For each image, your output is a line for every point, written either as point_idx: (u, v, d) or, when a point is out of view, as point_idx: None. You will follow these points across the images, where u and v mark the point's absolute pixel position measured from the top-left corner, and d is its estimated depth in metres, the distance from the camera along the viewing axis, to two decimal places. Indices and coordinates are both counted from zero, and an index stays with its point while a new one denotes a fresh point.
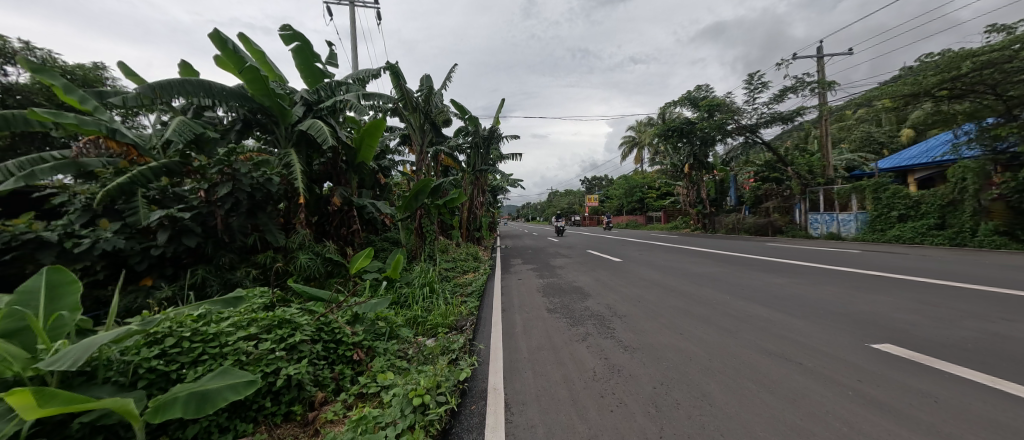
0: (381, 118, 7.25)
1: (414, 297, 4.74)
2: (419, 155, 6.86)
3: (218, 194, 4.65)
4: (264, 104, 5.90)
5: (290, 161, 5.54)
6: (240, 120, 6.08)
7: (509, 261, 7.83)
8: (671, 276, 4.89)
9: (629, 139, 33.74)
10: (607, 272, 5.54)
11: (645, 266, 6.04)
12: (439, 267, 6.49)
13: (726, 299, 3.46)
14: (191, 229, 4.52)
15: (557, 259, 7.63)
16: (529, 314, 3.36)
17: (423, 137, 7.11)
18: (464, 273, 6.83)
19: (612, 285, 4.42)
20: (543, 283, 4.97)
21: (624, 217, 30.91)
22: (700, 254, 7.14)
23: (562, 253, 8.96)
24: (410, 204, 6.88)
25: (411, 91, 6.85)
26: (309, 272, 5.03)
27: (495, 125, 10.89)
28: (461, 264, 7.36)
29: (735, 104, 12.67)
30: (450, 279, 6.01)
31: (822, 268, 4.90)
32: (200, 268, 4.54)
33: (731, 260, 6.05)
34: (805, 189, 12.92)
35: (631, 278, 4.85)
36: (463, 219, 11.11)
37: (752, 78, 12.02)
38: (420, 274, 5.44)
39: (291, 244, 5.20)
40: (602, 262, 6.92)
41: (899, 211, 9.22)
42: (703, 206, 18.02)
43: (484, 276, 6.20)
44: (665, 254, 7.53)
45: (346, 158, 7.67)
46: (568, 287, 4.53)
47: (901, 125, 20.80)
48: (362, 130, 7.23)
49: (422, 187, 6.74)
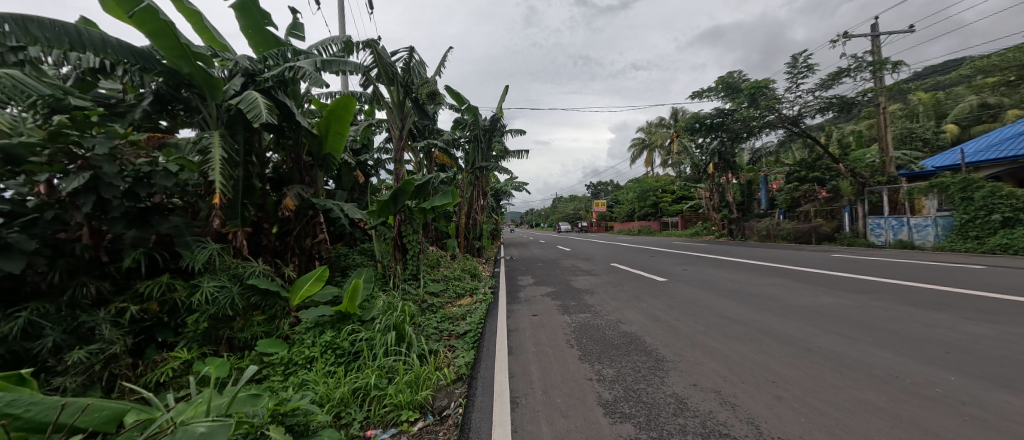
0: (352, 97, 5.73)
1: (373, 349, 3.09)
2: (399, 142, 5.17)
3: (66, 192, 2.97)
4: (180, 69, 4.36)
5: (207, 146, 3.92)
6: (149, 94, 4.49)
7: (517, 281, 6.09)
8: (770, 313, 3.19)
9: (640, 141, 32.16)
10: (662, 302, 3.80)
11: (710, 290, 4.33)
12: (423, 297, 4.85)
13: (975, 393, 1.69)
14: (19, 245, 2.85)
15: (578, 277, 5.86)
16: (572, 426, 1.62)
17: (404, 117, 5.38)
18: (457, 299, 5.18)
19: (692, 335, 2.69)
20: (573, 325, 3.24)
21: (635, 223, 29.00)
22: (769, 271, 5.36)
23: (582, 267, 7.27)
24: (386, 208, 5.17)
25: (386, 55, 5.15)
26: (217, 311, 3.30)
27: (498, 115, 9.23)
28: (455, 286, 5.64)
29: (776, 91, 10.98)
30: (435, 315, 4.34)
31: (1005, 301, 3.17)
32: (30, 307, 2.84)
33: (830, 282, 4.28)
34: (861, 189, 11.03)
35: (712, 318, 3.12)
36: (461, 226, 9.47)
37: (796, 60, 10.31)
38: (390, 307, 3.77)
39: (197, 265, 3.44)
40: (641, 282, 5.16)
41: (1002, 214, 7.39)
42: (728, 210, 16.28)
43: (484, 305, 4.57)
44: (720, 271, 5.73)
45: (311, 151, 6.18)
46: (615, 336, 2.80)
47: (943, 121, 18.93)
48: (327, 110, 5.66)
49: (402, 186, 5.03)
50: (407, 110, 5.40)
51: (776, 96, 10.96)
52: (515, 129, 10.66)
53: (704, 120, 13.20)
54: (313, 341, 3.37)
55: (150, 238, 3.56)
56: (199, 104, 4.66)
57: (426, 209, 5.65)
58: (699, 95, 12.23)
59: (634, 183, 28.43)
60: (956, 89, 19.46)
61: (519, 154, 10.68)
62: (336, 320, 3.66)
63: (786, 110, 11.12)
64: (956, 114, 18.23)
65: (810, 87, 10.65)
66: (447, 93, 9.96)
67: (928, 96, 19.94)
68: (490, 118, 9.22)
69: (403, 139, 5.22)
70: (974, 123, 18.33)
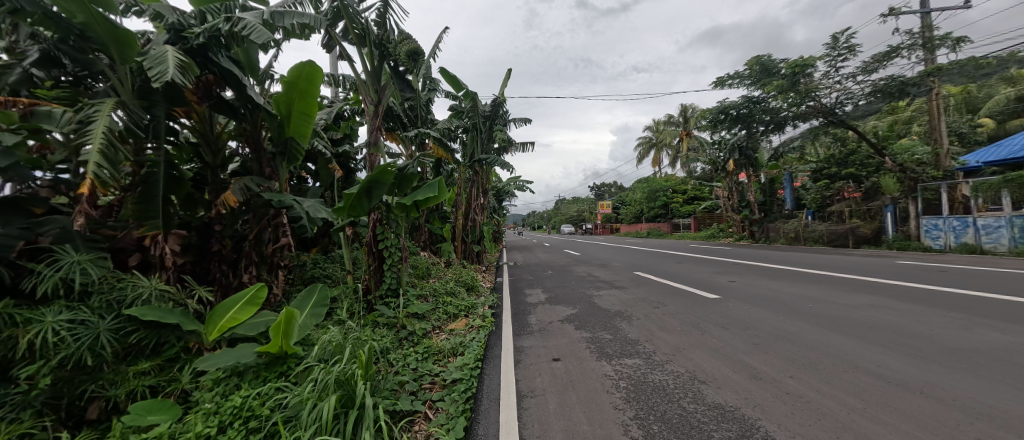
0: (315, 64, 4.54)
1: (299, 433, 1.84)
2: (372, 118, 3.99)
3: None
4: (71, 17, 3.21)
5: (89, 115, 2.79)
6: (33, 51, 3.42)
7: (525, 297, 4.89)
8: (936, 366, 1.99)
9: (647, 139, 31.01)
10: (741, 338, 2.58)
11: (792, 315, 3.13)
12: (403, 322, 3.67)
13: None
14: None
15: (602, 292, 4.64)
16: None
17: (379, 87, 4.15)
18: (449, 323, 3.96)
19: (857, 426, 1.47)
20: (622, 384, 2.02)
21: (643, 225, 27.61)
22: (850, 287, 4.15)
23: (600, 277, 6.08)
24: (357, 204, 3.99)
25: (354, 4, 3.94)
26: (66, 360, 2.08)
27: (500, 100, 8.07)
28: (446, 304, 4.45)
29: (813, 76, 9.77)
30: (418, 352, 3.15)
31: None
32: None
33: (963, 307, 3.06)
34: (913, 185, 9.76)
35: (852, 376, 1.91)
36: (459, 228, 8.31)
37: (837, 40, 9.15)
38: (350, 344, 2.60)
39: (49, 287, 2.26)
40: (687, 300, 3.92)
41: None
42: (750, 211, 15.03)
43: (482, 334, 3.36)
44: (782, 285, 4.50)
45: (272, 135, 4.98)
46: (708, 417, 1.60)
47: (977, 116, 17.71)
48: (285, 79, 4.54)
49: (376, 174, 3.84)
50: (388, 79, 4.23)
51: (813, 80, 9.78)
52: (518, 118, 9.51)
53: (731, 110, 11.76)
54: (218, 406, 2.16)
55: (14, 245, 2.42)
56: (96, 61, 3.45)
57: (409, 204, 4.39)
58: (724, 82, 11.04)
59: (642, 183, 27.15)
60: (989, 81, 18.22)
61: (524, 147, 9.51)
62: (264, 364, 2.50)
63: (824, 97, 9.95)
64: (990, 107, 17.10)
65: (851, 71, 9.50)
66: (443, 78, 8.81)
67: (958, 90, 18.69)
68: (492, 104, 8.07)
69: (380, 115, 4.09)
70: (1011, 117, 17.10)
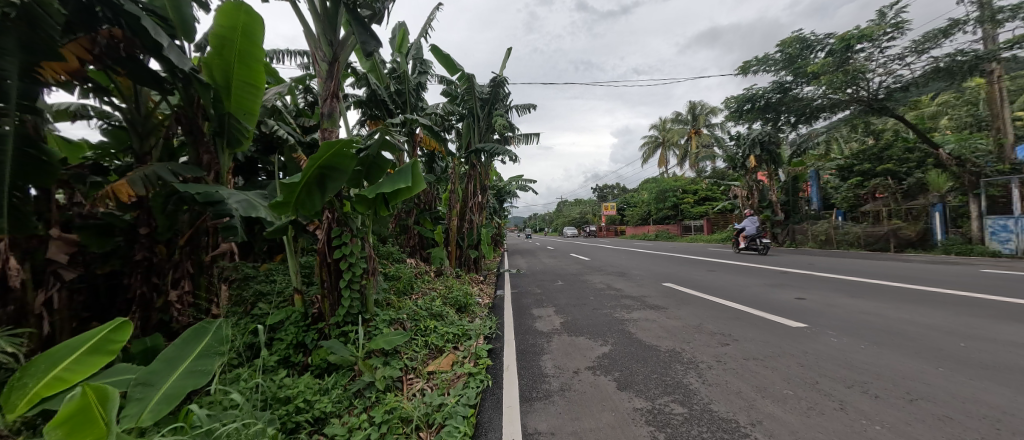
0: (248, 8, 3.33)
1: None
2: (327, 83, 2.91)
3: None
4: None
5: None
6: None
7: (533, 322, 3.75)
8: None
9: (653, 138, 29.89)
10: (938, 432, 1.41)
11: (959, 367, 1.98)
12: (362, 367, 2.51)
13: None
14: None
15: (634, 316, 3.50)
16: None
17: (335, 38, 3.04)
18: (428, 363, 2.82)
19: None
20: None
21: (650, 227, 26.41)
22: (983, 313, 2.99)
23: (623, 290, 4.95)
24: (306, 198, 2.88)
25: None
26: None
27: (500, 82, 6.98)
28: (429, 333, 3.34)
29: (855, 56, 8.67)
30: (373, 424, 1.95)
31: None
32: None
33: None
34: (976, 180, 8.53)
35: None
36: (453, 230, 7.20)
37: (885, 15, 8.05)
38: (229, 435, 1.43)
39: None
40: (762, 331, 2.77)
41: None
42: (771, 211, 13.85)
43: (473, 389, 2.23)
44: (877, 306, 3.35)
45: (209, 113, 3.70)
46: None
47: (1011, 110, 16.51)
48: (214, 34, 3.41)
49: (328, 154, 2.71)
50: (347, 28, 3.14)
51: (858, 61, 8.67)
52: (521, 106, 8.42)
53: (759, 99, 10.62)
54: None
55: None
56: None
57: (375, 198, 3.25)
58: (750, 68, 9.95)
59: (649, 184, 26.00)
60: None
61: (527, 138, 8.39)
62: None
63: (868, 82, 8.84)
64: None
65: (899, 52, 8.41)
66: (437, 60, 7.73)
67: None
68: (490, 86, 6.98)
69: (336, 77, 2.99)
70: None
